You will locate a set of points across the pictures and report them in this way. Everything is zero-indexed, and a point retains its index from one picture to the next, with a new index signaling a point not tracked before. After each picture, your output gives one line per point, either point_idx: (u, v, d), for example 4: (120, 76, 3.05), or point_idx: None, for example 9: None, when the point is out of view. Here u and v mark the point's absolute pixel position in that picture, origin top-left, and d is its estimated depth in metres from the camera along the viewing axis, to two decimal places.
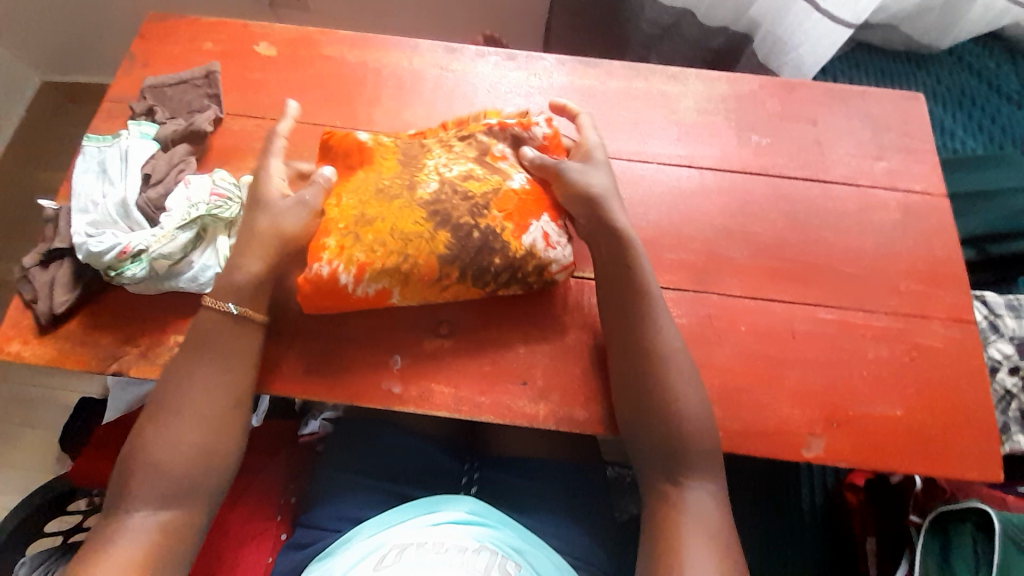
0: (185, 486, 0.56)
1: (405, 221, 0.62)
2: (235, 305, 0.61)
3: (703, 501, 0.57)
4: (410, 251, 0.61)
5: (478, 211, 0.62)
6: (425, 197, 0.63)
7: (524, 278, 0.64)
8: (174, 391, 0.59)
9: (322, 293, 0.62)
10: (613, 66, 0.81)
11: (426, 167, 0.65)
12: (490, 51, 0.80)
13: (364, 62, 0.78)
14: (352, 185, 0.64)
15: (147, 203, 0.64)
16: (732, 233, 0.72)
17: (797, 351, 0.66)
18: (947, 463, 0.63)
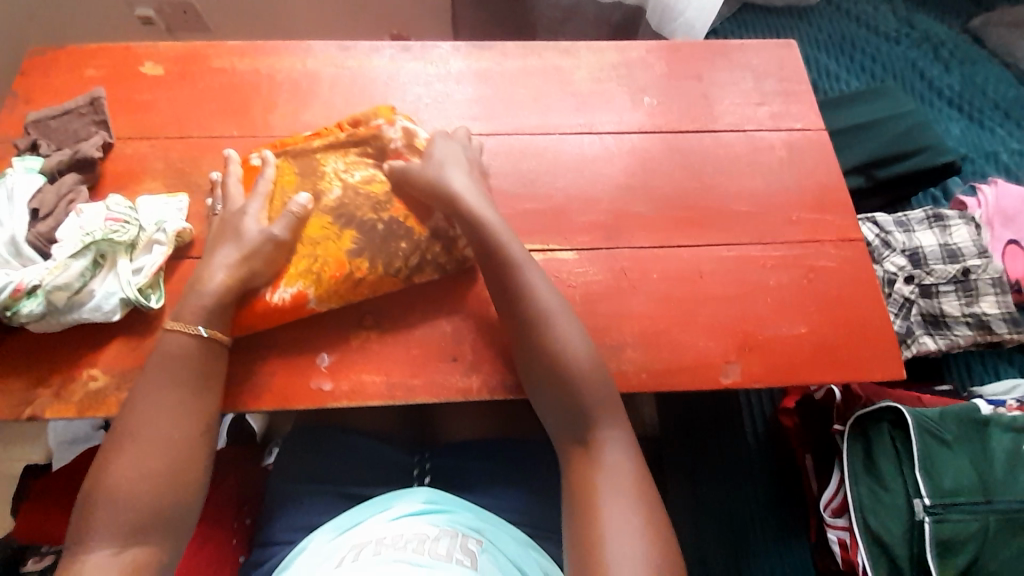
0: (150, 517, 0.54)
1: (325, 232, 0.66)
2: (204, 327, 0.60)
3: (618, 458, 0.59)
4: (328, 254, 0.65)
5: (387, 199, 0.68)
6: (330, 203, 0.67)
7: (433, 266, 0.67)
8: (139, 420, 0.57)
9: (239, 309, 0.63)
10: (507, 47, 0.84)
11: (326, 174, 0.68)
12: (384, 45, 0.81)
13: (257, 69, 0.78)
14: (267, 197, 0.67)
15: (37, 238, 0.62)
16: (636, 190, 0.76)
17: (706, 289, 0.71)
18: (851, 369, 0.68)
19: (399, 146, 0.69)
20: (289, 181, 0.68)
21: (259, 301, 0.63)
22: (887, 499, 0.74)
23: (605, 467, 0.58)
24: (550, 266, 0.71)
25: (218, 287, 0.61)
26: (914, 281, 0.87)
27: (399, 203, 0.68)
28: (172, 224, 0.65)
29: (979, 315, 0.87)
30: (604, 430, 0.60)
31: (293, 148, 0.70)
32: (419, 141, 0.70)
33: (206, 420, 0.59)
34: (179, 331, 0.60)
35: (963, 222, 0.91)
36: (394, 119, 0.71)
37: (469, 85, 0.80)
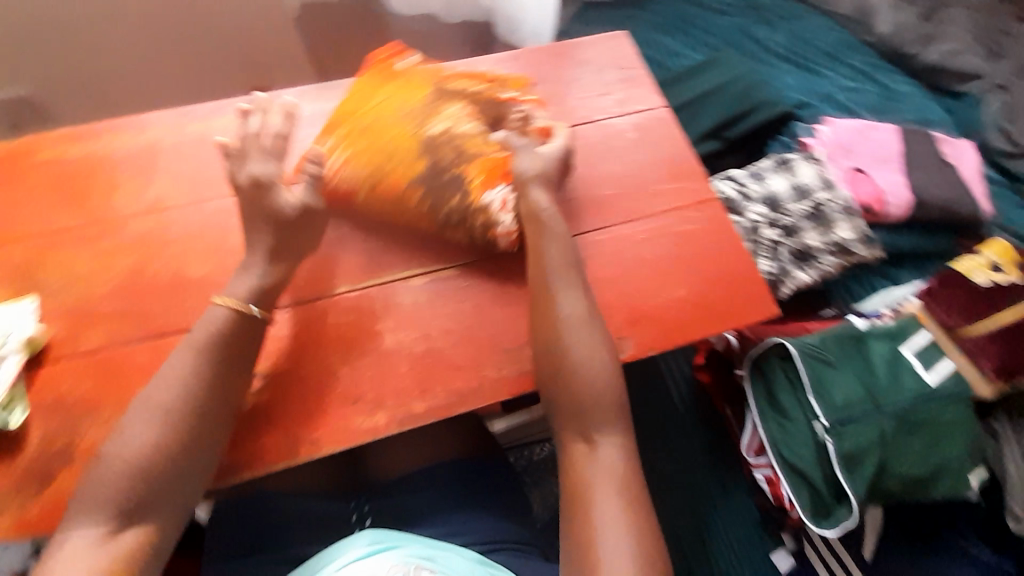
0: (149, 500, 0.53)
1: (395, 130, 0.73)
2: (258, 307, 0.62)
3: (612, 457, 0.60)
4: (392, 151, 0.72)
5: (473, 155, 0.73)
6: (428, 131, 0.74)
7: (465, 226, 0.72)
8: (160, 398, 0.56)
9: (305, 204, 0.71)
10: (354, 82, 0.85)
11: (447, 112, 0.75)
12: (227, 102, 0.80)
13: (91, 153, 0.75)
14: (382, 91, 0.77)
15: None
16: None
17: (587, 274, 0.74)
18: (731, 318, 0.74)
19: (515, 124, 0.78)
20: (401, 91, 0.77)
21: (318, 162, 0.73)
22: (793, 429, 0.81)
23: (597, 472, 0.59)
24: (438, 285, 0.72)
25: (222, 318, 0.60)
26: (776, 224, 0.95)
27: (481, 163, 0.72)
28: (18, 329, 0.62)
29: (838, 241, 0.96)
30: (600, 436, 0.61)
31: (438, 79, 0.79)
32: (530, 129, 0.78)
33: (229, 401, 0.59)
34: (230, 307, 0.61)
35: (806, 163, 1.01)
36: (523, 100, 0.80)
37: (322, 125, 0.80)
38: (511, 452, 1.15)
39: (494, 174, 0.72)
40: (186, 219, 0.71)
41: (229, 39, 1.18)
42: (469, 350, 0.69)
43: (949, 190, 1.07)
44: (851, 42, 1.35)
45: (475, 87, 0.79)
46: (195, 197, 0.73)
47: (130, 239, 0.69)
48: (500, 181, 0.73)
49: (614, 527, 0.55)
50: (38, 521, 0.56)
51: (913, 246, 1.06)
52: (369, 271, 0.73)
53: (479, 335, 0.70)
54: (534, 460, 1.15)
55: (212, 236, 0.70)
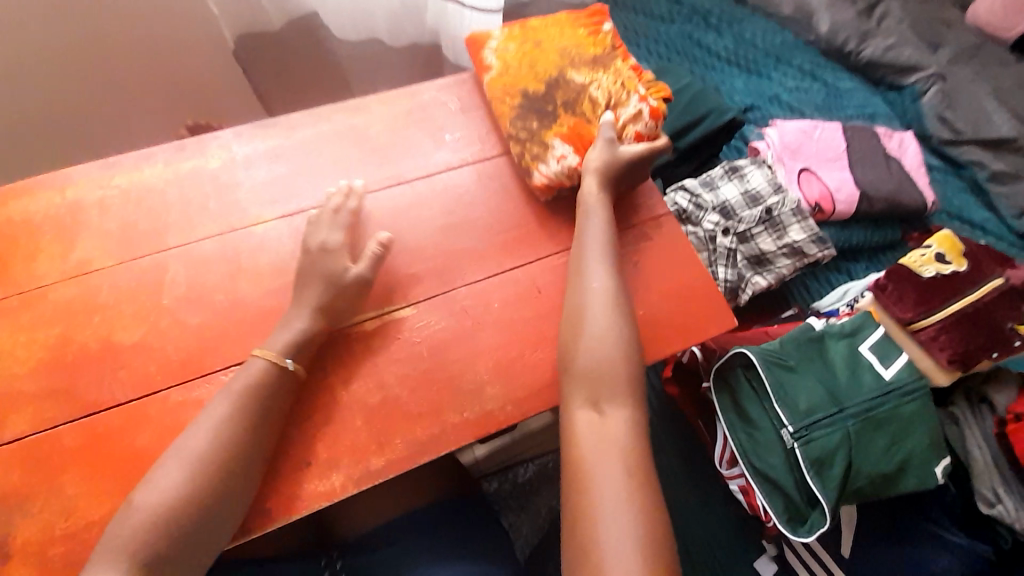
0: (169, 552, 0.54)
1: (548, 58, 0.83)
2: (292, 360, 0.63)
3: (618, 430, 0.60)
4: (528, 68, 0.83)
5: (579, 113, 0.81)
6: (570, 77, 0.82)
7: (522, 145, 0.80)
8: (181, 447, 0.58)
9: (479, 61, 0.87)
10: (292, 118, 0.82)
11: (598, 74, 0.82)
12: (155, 150, 0.76)
13: (6, 218, 0.70)
14: (552, 31, 0.86)
15: None
16: (458, 228, 0.77)
17: (545, 303, 0.73)
18: (691, 334, 0.74)
19: (626, 117, 0.80)
20: (582, 38, 0.85)
21: (482, 44, 0.87)
22: (761, 438, 0.81)
23: (602, 446, 0.59)
24: (392, 327, 0.70)
25: (262, 365, 0.62)
26: (731, 232, 0.96)
27: (579, 121, 0.80)
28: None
29: (791, 244, 0.97)
30: (609, 405, 0.62)
31: (616, 44, 0.86)
32: (627, 130, 0.79)
33: (253, 450, 0.59)
34: (267, 358, 0.63)
35: (756, 168, 1.03)
36: (646, 100, 0.81)
37: (261, 167, 0.77)
38: (488, 480, 1.15)
39: (580, 139, 0.79)
40: (119, 280, 0.68)
41: (164, 81, 1.14)
42: (426, 394, 0.67)
43: (895, 182, 1.10)
44: (795, 43, 1.39)
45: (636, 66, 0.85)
46: (126, 255, 0.70)
47: (59, 307, 0.66)
48: (579, 146, 0.79)
49: (606, 510, 0.55)
50: None
51: (865, 240, 1.09)
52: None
53: (437, 376, 0.68)
54: (518, 483, 1.15)
55: (203, 296, 0.68)
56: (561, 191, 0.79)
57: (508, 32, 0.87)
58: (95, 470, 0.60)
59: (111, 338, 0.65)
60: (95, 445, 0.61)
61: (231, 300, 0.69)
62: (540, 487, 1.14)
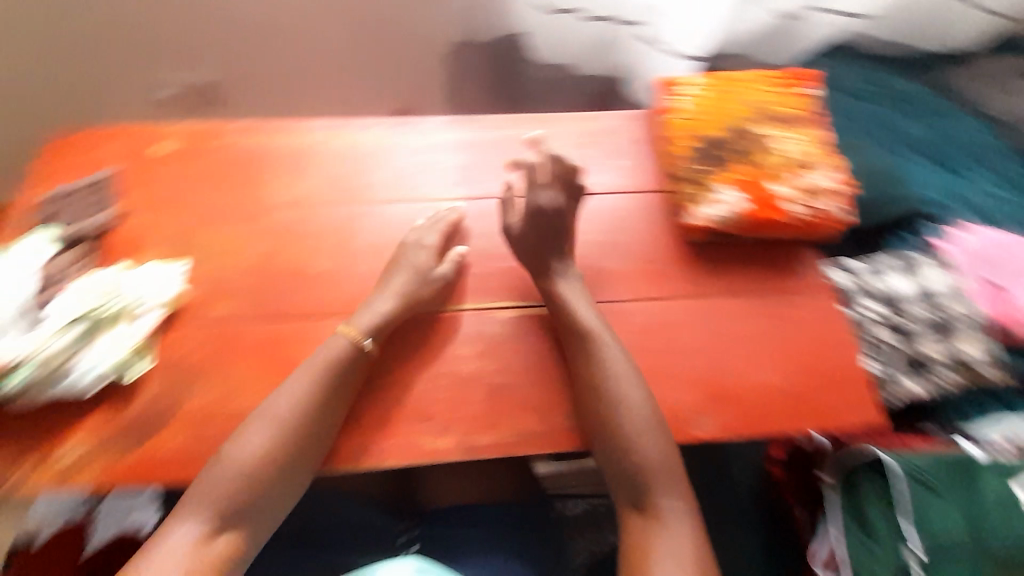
0: (244, 507, 0.62)
1: (737, 110, 0.85)
2: (372, 339, 0.69)
3: (676, 513, 0.64)
4: (713, 114, 0.85)
5: (756, 164, 0.79)
6: (753, 131, 0.83)
7: (687, 185, 0.80)
8: (340, 376, 0.67)
9: (662, 95, 0.89)
10: (490, 118, 0.91)
11: (784, 136, 0.83)
12: (375, 119, 0.90)
13: (256, 145, 0.87)
14: (746, 85, 0.88)
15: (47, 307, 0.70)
16: (606, 247, 0.80)
17: (679, 340, 0.72)
18: (824, 417, 0.70)
19: (807, 182, 0.79)
20: (774, 96, 0.87)
21: (671, 87, 0.88)
22: (880, 555, 0.72)
23: (665, 527, 0.63)
24: (526, 320, 0.74)
25: (345, 339, 0.68)
26: (891, 325, 0.88)
27: (755, 168, 0.79)
28: (160, 302, 0.71)
29: (957, 353, 0.89)
30: (661, 507, 0.64)
31: (811, 111, 0.86)
32: (806, 195, 0.78)
33: (327, 427, 0.66)
34: (345, 334, 0.69)
35: (933, 265, 0.94)
36: (832, 171, 0.80)
37: (453, 153, 0.87)
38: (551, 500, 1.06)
39: (752, 189, 0.77)
40: (321, 217, 0.81)
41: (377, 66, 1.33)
42: (540, 391, 0.70)
43: None
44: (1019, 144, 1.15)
45: (826, 134, 0.85)
46: (335, 199, 0.83)
47: (274, 227, 0.80)
48: (749, 196, 0.77)
49: None
50: (137, 470, 0.64)
51: None
52: (465, 296, 0.76)
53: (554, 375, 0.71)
54: (565, 516, 1.07)
55: (381, 248, 0.80)
56: (709, 237, 0.79)
57: (707, 81, 0.88)
58: (260, 367, 0.70)
59: (302, 263, 0.78)
60: (270, 345, 0.72)
61: None
62: (584, 528, 1.06)
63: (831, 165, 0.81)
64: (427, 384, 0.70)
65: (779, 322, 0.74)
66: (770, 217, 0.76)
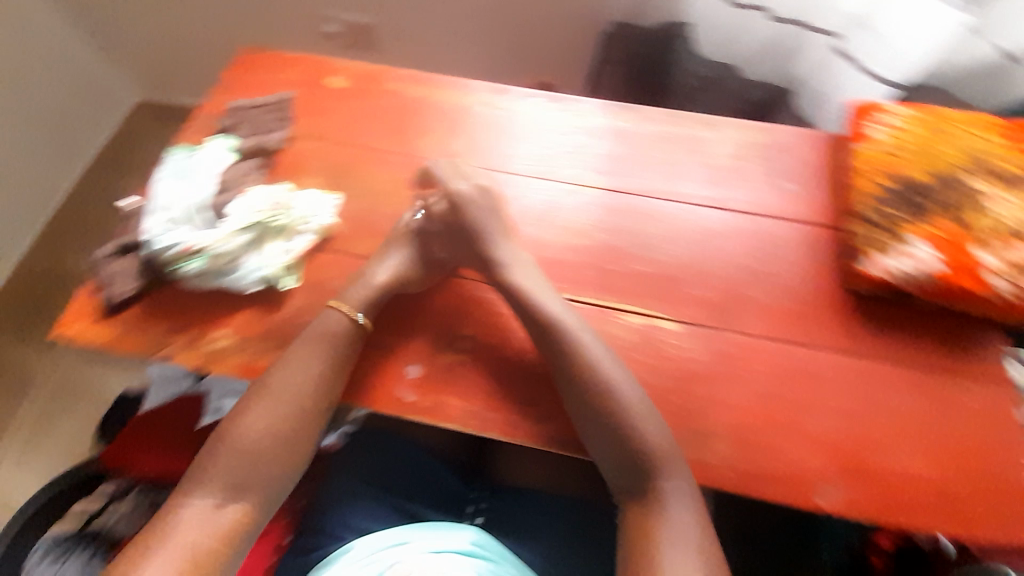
0: (253, 476, 0.62)
1: (949, 155, 0.75)
2: (362, 314, 0.69)
3: (682, 509, 0.57)
4: (918, 154, 0.75)
5: (961, 221, 0.69)
6: (964, 182, 0.72)
7: (867, 227, 0.71)
8: (337, 350, 0.67)
9: (857, 122, 0.82)
10: (652, 112, 0.89)
11: (1004, 195, 0.71)
12: (538, 93, 0.91)
13: (422, 96, 0.90)
14: (964, 130, 0.77)
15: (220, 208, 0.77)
16: (755, 275, 0.73)
17: (818, 396, 0.65)
18: (982, 529, 0.59)
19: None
20: (996, 148, 0.76)
21: (870, 115, 0.81)
22: None
23: (669, 522, 0.57)
24: (651, 332, 0.68)
25: (341, 315, 0.68)
26: None
27: (960, 228, 0.69)
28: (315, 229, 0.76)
29: None
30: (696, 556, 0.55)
31: None
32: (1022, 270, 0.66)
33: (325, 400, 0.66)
34: (341, 312, 0.69)
35: None
36: None
37: (608, 141, 0.86)
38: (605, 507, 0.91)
39: (953, 249, 0.67)
40: None
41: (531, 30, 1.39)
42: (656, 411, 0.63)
43: None
44: None
45: None
46: (485, 162, 0.84)
47: (422, 177, 0.82)
48: (947, 255, 0.67)
49: None
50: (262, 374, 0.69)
51: None
52: (595, 287, 0.72)
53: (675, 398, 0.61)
54: None
55: (515, 220, 0.78)
56: (882, 293, 0.70)
57: (914, 115, 0.80)
58: (392, 311, 0.73)
59: None
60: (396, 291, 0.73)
61: (538, 236, 0.77)
62: None
63: None
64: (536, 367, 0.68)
65: (941, 406, 0.65)
66: (966, 287, 0.66)
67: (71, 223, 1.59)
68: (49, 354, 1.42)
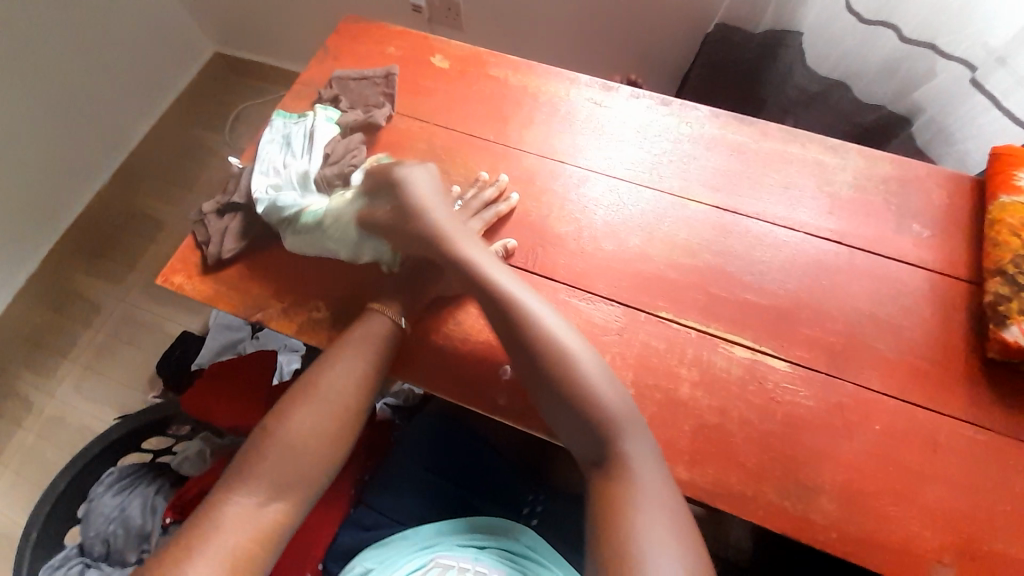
0: (298, 475, 0.61)
1: None
2: (405, 319, 0.68)
3: (654, 478, 0.55)
4: None
5: None
6: None
7: (1017, 288, 0.63)
8: (381, 351, 0.66)
9: (1003, 169, 0.73)
10: (769, 127, 0.81)
11: None
12: (645, 94, 0.85)
13: (524, 86, 0.87)
14: None
15: (324, 180, 0.77)
16: (876, 323, 0.67)
17: (937, 465, 0.59)
18: None
19: None
20: None
21: (1020, 160, 0.72)
22: None
23: (640, 491, 0.54)
24: (758, 368, 0.64)
25: (376, 318, 0.68)
26: None
27: None
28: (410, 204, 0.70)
29: None
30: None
31: None
32: None
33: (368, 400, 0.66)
34: (381, 313, 0.68)
35: None
36: None
37: (719, 154, 0.80)
38: None
39: None
40: (568, 177, 0.78)
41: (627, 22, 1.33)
42: (759, 453, 0.60)
43: None
44: None
45: None
46: (587, 163, 0.80)
47: (520, 171, 0.79)
48: None
49: None
50: None
51: None
52: (700, 314, 0.68)
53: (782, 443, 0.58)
54: None
55: (615, 229, 0.74)
56: (1020, 363, 0.62)
57: None
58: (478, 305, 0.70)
59: (547, 224, 0.75)
60: None
61: (641, 250, 0.72)
62: None
63: None
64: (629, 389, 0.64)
65: None
66: None
67: (148, 165, 1.64)
68: (115, 290, 1.47)
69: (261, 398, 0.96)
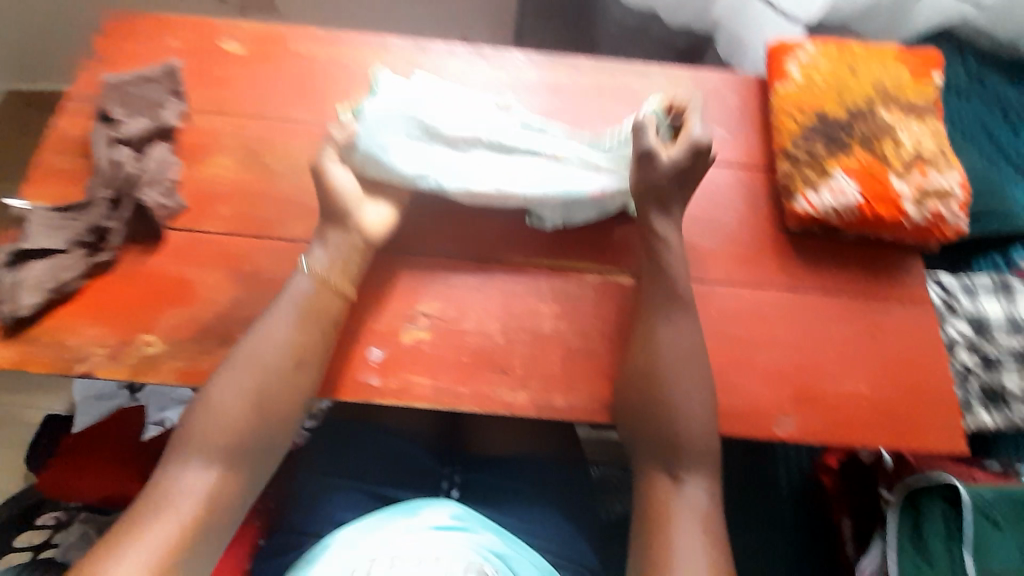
0: (242, 439, 0.58)
1: (859, 88, 0.77)
2: (305, 261, 0.65)
3: (699, 492, 0.59)
4: (834, 89, 0.77)
5: (878, 153, 0.73)
6: (875, 113, 0.76)
7: (796, 166, 0.74)
8: (304, 302, 0.63)
9: (775, 60, 0.82)
10: (581, 62, 0.84)
11: (904, 123, 0.75)
12: (459, 47, 0.84)
13: (331, 58, 0.82)
14: (863, 58, 0.80)
15: (102, 228, 0.68)
16: (699, 223, 0.74)
17: (764, 332, 0.68)
18: (914, 434, 0.65)
19: (928, 186, 0.71)
20: (902, 79, 0.78)
21: (785, 53, 0.81)
22: None
23: (678, 497, 0.59)
24: (608, 288, 0.69)
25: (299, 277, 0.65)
26: (977, 351, 0.78)
27: (875, 159, 0.72)
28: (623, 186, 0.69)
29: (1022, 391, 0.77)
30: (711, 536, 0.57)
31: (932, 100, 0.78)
32: (928, 195, 0.71)
33: (302, 352, 0.62)
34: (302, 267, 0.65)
35: None
36: (959, 180, 0.72)
37: (539, 96, 0.82)
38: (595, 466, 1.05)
39: (873, 177, 0.71)
40: None
41: None
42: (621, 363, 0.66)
43: None
44: None
45: None
46: None
47: None
48: (869, 185, 0.70)
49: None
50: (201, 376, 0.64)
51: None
52: (550, 252, 0.71)
53: (650, 348, 0.63)
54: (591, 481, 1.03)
55: None
56: (813, 229, 0.73)
57: (825, 48, 0.81)
58: None
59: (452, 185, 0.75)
60: None
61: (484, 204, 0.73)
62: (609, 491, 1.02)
63: (954, 165, 0.73)
64: (498, 338, 0.67)
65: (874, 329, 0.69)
66: (878, 215, 0.70)
67: None
68: None
69: (137, 454, 0.88)
